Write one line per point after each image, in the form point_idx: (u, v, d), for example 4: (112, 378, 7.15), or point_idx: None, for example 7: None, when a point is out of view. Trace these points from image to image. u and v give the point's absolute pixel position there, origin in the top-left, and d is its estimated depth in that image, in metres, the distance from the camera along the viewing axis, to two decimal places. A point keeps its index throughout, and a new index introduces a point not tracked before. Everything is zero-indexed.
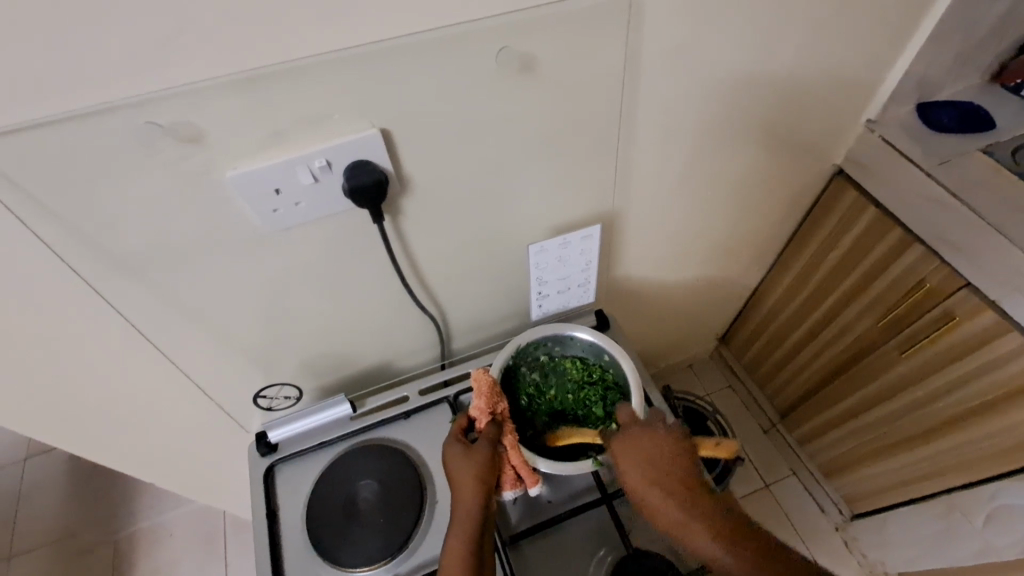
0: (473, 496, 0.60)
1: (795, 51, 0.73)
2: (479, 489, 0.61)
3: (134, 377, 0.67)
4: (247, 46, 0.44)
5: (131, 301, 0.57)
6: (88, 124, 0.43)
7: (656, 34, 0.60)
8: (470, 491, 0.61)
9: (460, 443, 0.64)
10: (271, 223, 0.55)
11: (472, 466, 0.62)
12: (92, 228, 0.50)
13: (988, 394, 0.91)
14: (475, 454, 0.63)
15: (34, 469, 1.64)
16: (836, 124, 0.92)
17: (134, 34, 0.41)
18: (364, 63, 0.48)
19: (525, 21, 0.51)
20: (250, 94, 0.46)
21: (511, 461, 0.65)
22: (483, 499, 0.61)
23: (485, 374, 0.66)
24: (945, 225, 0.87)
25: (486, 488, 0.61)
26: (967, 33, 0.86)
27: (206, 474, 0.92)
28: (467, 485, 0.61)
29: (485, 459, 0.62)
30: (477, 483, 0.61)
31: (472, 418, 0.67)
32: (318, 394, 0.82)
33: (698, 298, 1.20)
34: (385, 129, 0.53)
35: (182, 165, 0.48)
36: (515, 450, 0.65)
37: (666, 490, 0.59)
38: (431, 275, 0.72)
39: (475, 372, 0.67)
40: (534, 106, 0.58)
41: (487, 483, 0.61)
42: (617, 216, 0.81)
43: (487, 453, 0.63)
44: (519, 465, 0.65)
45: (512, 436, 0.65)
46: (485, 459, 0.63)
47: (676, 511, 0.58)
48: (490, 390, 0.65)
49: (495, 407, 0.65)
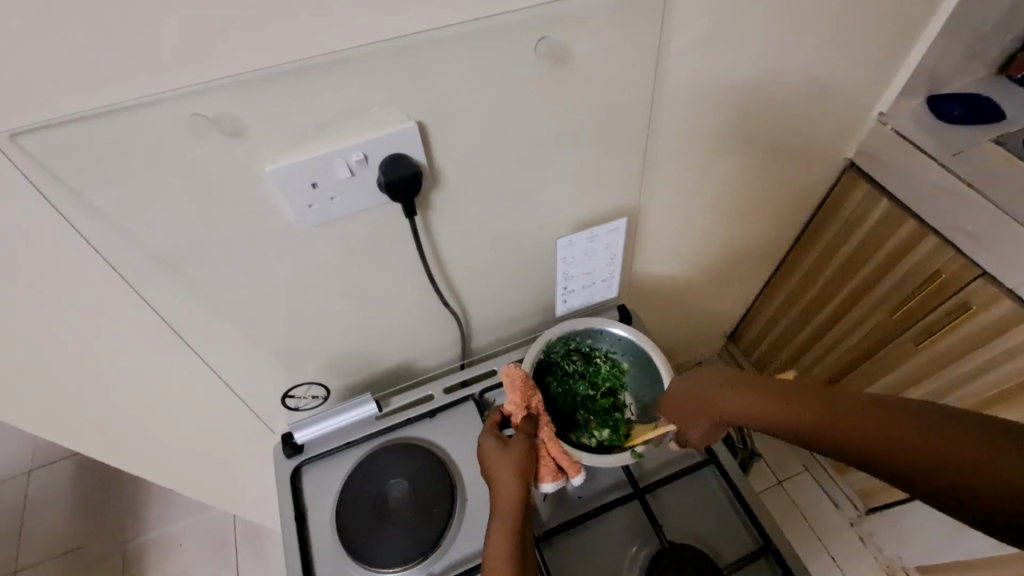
0: (515, 486, 0.60)
1: (815, 46, 0.73)
2: (521, 480, 0.60)
3: (162, 376, 0.66)
4: (287, 38, 0.44)
5: (165, 298, 0.57)
6: (133, 117, 0.43)
7: (684, 26, 0.60)
8: (511, 482, 0.60)
9: (496, 437, 0.64)
10: (305, 218, 0.55)
11: (511, 458, 0.62)
12: (131, 224, 0.49)
13: (1009, 381, 0.92)
14: (514, 447, 0.62)
15: (39, 480, 1.62)
16: (852, 118, 0.92)
17: (180, 26, 0.40)
18: (400, 55, 0.48)
19: (560, 12, 0.51)
20: (288, 87, 0.46)
21: (550, 452, 0.64)
22: (526, 489, 0.60)
23: (517, 369, 0.66)
24: (960, 216, 0.87)
25: (527, 479, 0.61)
26: (978, 26, 0.87)
27: (227, 477, 0.91)
28: (508, 476, 0.60)
29: (524, 451, 0.62)
30: (518, 474, 0.60)
31: (506, 414, 0.66)
32: (342, 394, 0.82)
33: (713, 294, 1.20)
34: (420, 122, 0.53)
35: (223, 159, 0.48)
36: (553, 442, 0.64)
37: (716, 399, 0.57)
38: (457, 272, 0.72)
39: (506, 368, 0.67)
40: (567, 99, 0.58)
41: (527, 473, 0.61)
42: (639, 211, 0.81)
43: (526, 445, 0.63)
44: (559, 455, 0.64)
45: (548, 429, 0.65)
46: (523, 454, 0.62)
47: (758, 395, 0.51)
48: (523, 385, 0.65)
49: (530, 401, 0.65)
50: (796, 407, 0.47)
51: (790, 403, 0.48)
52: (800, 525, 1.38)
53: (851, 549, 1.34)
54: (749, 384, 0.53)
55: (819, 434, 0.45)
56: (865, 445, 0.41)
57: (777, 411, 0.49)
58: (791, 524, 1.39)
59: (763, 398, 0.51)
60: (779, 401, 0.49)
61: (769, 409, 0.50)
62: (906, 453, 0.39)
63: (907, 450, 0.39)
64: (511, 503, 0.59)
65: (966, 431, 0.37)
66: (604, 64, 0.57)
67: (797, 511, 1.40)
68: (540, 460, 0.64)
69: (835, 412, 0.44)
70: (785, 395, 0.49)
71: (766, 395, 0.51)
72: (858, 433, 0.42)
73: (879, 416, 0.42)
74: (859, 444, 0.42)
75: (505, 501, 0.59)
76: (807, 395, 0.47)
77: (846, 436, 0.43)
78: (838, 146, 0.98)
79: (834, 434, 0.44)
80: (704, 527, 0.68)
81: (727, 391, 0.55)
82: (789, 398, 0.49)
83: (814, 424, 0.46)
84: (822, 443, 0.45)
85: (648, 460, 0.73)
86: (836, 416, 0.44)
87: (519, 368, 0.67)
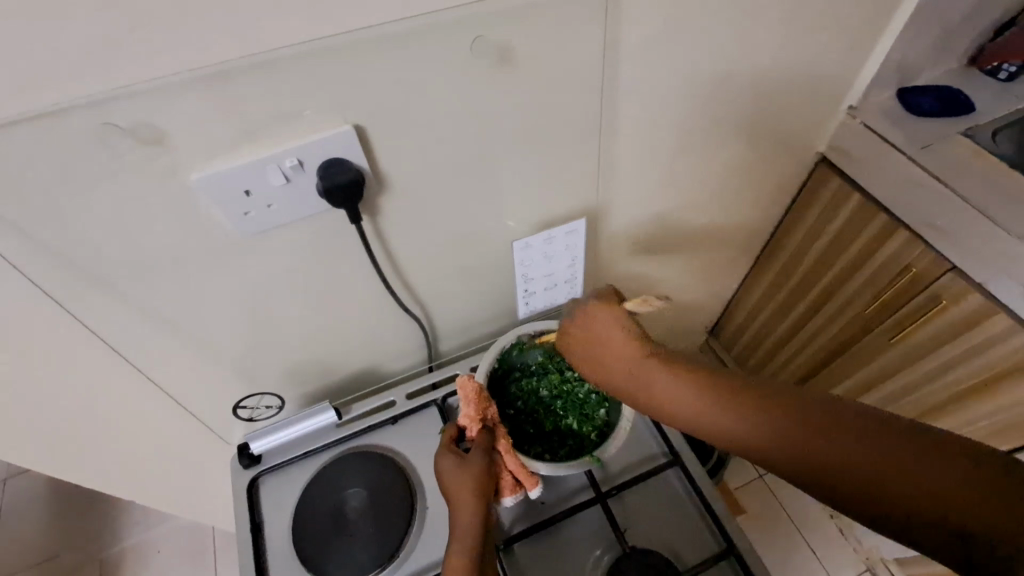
0: (473, 503, 0.59)
1: (778, 39, 0.72)
2: (478, 497, 0.59)
3: (106, 391, 0.64)
4: (205, 44, 0.42)
5: (99, 312, 0.55)
6: (40, 127, 0.41)
7: (635, 23, 0.58)
8: (468, 498, 0.59)
9: (452, 453, 0.63)
10: (242, 226, 0.53)
11: (468, 475, 0.60)
12: (51, 237, 0.47)
13: (980, 375, 0.91)
14: (472, 463, 0.61)
15: (13, 490, 1.60)
16: (818, 112, 0.91)
17: (83, 31, 0.39)
18: (331, 56, 0.46)
19: (499, 10, 0.49)
20: (212, 92, 0.44)
21: (508, 467, 0.63)
22: (484, 505, 0.59)
23: (470, 381, 0.65)
24: (929, 210, 0.86)
25: (485, 495, 0.60)
26: (944, 18, 0.86)
27: (190, 487, 0.90)
28: (467, 491, 0.59)
29: (482, 466, 0.61)
30: (476, 491, 0.59)
31: (462, 428, 0.65)
32: (303, 401, 0.80)
33: (687, 291, 1.19)
34: (359, 126, 0.51)
35: (146, 168, 0.46)
36: (510, 455, 0.63)
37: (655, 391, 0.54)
38: (413, 276, 0.70)
39: (460, 380, 0.66)
40: (514, 99, 0.57)
41: (486, 488, 0.60)
42: (603, 211, 0.80)
43: (483, 459, 0.61)
44: (517, 469, 0.63)
45: (506, 440, 0.64)
46: (480, 468, 0.61)
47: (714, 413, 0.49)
48: (478, 397, 0.64)
49: (486, 416, 0.64)
50: (784, 434, 0.45)
51: (763, 417, 0.47)
52: (781, 519, 1.38)
53: (830, 540, 1.34)
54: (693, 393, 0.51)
55: (819, 467, 0.42)
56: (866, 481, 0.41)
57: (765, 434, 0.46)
58: (772, 518, 1.39)
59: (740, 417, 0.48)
60: (765, 413, 0.47)
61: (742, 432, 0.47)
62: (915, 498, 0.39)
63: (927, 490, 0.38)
64: (469, 520, 0.58)
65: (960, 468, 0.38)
66: (552, 61, 0.56)
67: (777, 504, 1.40)
68: (499, 475, 0.64)
69: (827, 444, 0.43)
70: (751, 410, 0.47)
71: (750, 418, 0.47)
72: (867, 470, 0.41)
73: (875, 437, 0.42)
74: (865, 485, 0.40)
75: (463, 518, 0.58)
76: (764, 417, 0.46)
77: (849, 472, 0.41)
78: (808, 140, 0.96)
79: (835, 474, 0.42)
80: (667, 531, 0.67)
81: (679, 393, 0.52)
82: (782, 410, 0.46)
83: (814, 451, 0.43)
84: (818, 475, 0.43)
85: (611, 464, 0.72)
86: (833, 449, 0.42)
87: (474, 381, 0.66)
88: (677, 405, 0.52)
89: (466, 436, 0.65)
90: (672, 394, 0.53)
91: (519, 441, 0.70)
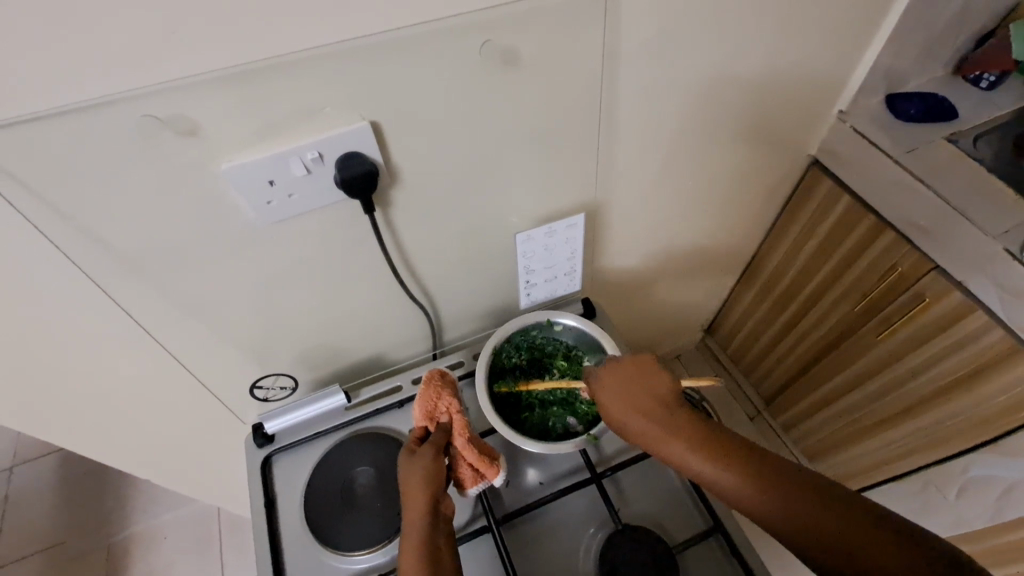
0: (423, 498, 0.60)
1: (769, 46, 0.76)
2: (429, 490, 0.61)
3: (129, 368, 0.68)
4: (237, 45, 0.46)
5: (130, 293, 0.59)
6: (87, 117, 0.45)
7: (631, 29, 0.62)
8: (419, 492, 0.61)
9: (408, 454, 0.65)
10: (265, 214, 0.57)
11: (419, 474, 0.62)
12: (90, 219, 0.51)
13: (958, 371, 0.94)
14: (423, 455, 0.64)
15: (21, 477, 1.63)
16: (808, 116, 0.95)
17: (129, 31, 0.43)
18: (349, 58, 0.50)
19: (504, 16, 0.53)
20: (243, 90, 0.48)
21: (467, 459, 0.67)
22: (436, 494, 0.61)
23: (429, 382, 0.69)
24: (913, 211, 0.90)
25: (436, 489, 0.61)
26: (928, 28, 0.90)
27: (202, 467, 0.93)
28: (417, 489, 0.61)
29: (431, 463, 0.63)
30: (424, 488, 0.61)
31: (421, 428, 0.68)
32: (314, 385, 0.84)
33: (682, 287, 1.23)
34: (375, 122, 0.55)
35: (180, 158, 0.50)
36: (468, 448, 0.66)
37: (641, 411, 0.59)
38: (420, 266, 0.74)
39: (422, 383, 0.69)
40: (516, 99, 0.61)
41: (435, 483, 0.62)
42: (599, 207, 0.84)
43: (434, 457, 0.64)
44: (477, 460, 0.67)
45: (463, 436, 0.66)
46: (429, 466, 0.63)
47: (695, 444, 0.55)
48: (433, 397, 0.68)
49: (440, 411, 0.67)
50: (744, 469, 0.52)
51: (725, 455, 0.54)
52: None
53: None
54: (666, 416, 0.58)
55: (786, 515, 0.49)
56: (829, 541, 0.47)
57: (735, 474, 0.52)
58: None
59: (710, 449, 0.55)
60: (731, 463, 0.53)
61: (713, 464, 0.54)
62: (871, 553, 0.45)
63: (873, 547, 0.45)
64: (421, 511, 0.60)
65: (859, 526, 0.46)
66: (552, 64, 0.59)
67: None
68: (459, 467, 0.67)
69: (803, 505, 0.49)
70: (724, 450, 0.54)
71: (711, 454, 0.54)
72: (838, 534, 0.46)
73: (820, 501, 0.48)
74: (823, 539, 0.47)
75: (414, 511, 0.60)
76: (725, 452, 0.54)
77: (823, 533, 0.47)
78: (799, 142, 1.00)
79: (808, 530, 0.48)
80: (659, 511, 0.71)
81: (651, 423, 0.58)
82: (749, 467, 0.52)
83: (784, 512, 0.49)
84: (782, 524, 0.49)
85: (606, 446, 0.76)
86: (809, 513, 0.48)
87: (432, 381, 0.69)
88: (658, 424, 0.58)
89: (426, 435, 0.68)
90: (655, 436, 0.58)
91: (511, 407, 0.74)
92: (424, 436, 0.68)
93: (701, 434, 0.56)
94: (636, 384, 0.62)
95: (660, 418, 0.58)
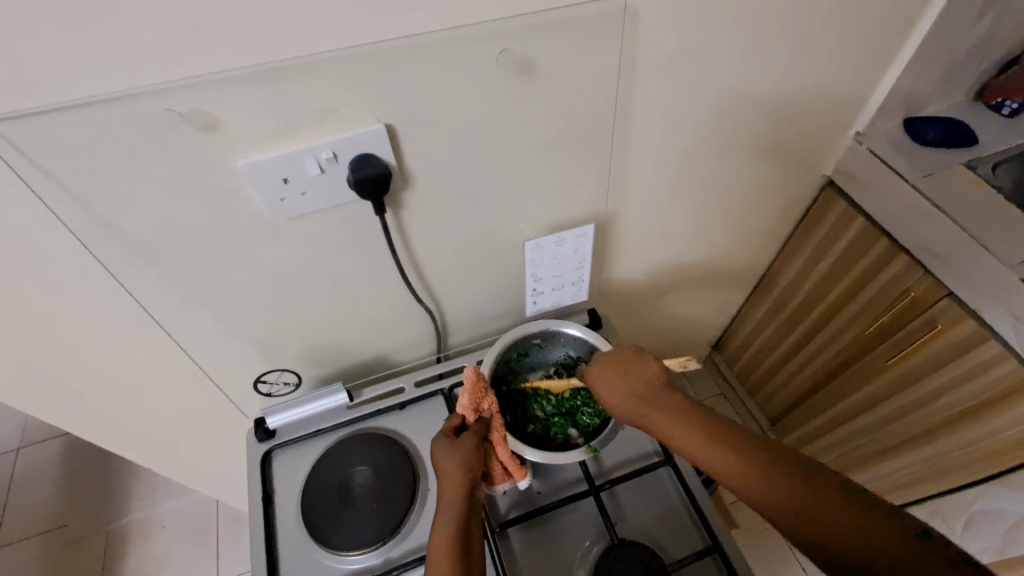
0: (463, 481, 0.61)
1: (786, 66, 0.76)
2: (467, 474, 0.62)
3: (137, 356, 0.69)
4: (258, 43, 0.47)
5: (141, 282, 0.60)
6: (109, 109, 0.46)
7: (649, 41, 0.62)
8: (458, 474, 0.62)
9: (447, 439, 0.66)
10: (278, 211, 0.58)
11: (459, 458, 0.63)
12: (106, 208, 0.52)
13: (970, 401, 0.93)
14: (463, 442, 0.65)
15: (27, 458, 1.65)
16: (826, 136, 0.95)
17: (155, 26, 0.43)
18: (365, 60, 0.50)
19: (521, 25, 0.54)
20: (261, 88, 0.49)
21: (499, 456, 0.67)
22: (473, 480, 0.62)
23: (473, 372, 0.69)
24: (929, 236, 0.89)
25: (474, 474, 0.62)
26: (951, 53, 0.90)
27: (203, 458, 0.94)
28: (455, 471, 0.62)
29: (471, 449, 0.64)
30: (464, 471, 0.62)
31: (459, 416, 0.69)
32: (317, 382, 0.84)
33: (690, 302, 1.22)
34: (389, 124, 0.56)
35: (197, 152, 0.51)
36: (502, 445, 0.67)
37: (629, 393, 0.61)
38: (429, 269, 0.74)
39: (465, 372, 0.70)
40: (531, 107, 0.61)
41: (473, 469, 0.63)
42: (610, 218, 0.83)
43: (474, 445, 0.65)
44: (508, 459, 0.68)
45: (500, 431, 0.67)
46: (469, 452, 0.64)
47: (679, 419, 0.57)
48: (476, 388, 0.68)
49: (480, 403, 0.68)
50: (717, 445, 0.53)
51: (703, 430, 0.55)
52: (773, 536, 1.40)
53: None
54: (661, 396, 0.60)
55: (753, 490, 0.50)
56: (793, 510, 0.47)
57: (710, 449, 0.53)
58: (764, 534, 1.40)
59: (691, 423, 0.56)
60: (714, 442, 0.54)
61: (689, 440, 0.55)
62: (829, 521, 0.45)
63: (831, 516, 0.46)
64: (457, 492, 0.60)
65: (816, 495, 0.47)
66: (568, 73, 0.60)
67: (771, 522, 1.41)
68: (490, 463, 0.68)
69: (767, 477, 0.50)
70: (706, 428, 0.55)
71: (693, 427, 0.56)
72: (802, 499, 0.47)
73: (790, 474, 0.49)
74: (791, 512, 0.47)
75: (451, 492, 0.60)
76: (694, 419, 0.56)
77: (786, 505, 0.48)
78: (815, 162, 1.00)
79: (772, 504, 0.49)
80: (657, 526, 0.71)
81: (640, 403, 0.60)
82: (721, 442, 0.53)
83: (751, 486, 0.50)
84: (748, 494, 0.50)
85: (606, 459, 0.76)
86: (774, 484, 0.49)
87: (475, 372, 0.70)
88: (647, 403, 0.60)
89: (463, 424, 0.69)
90: (641, 412, 0.60)
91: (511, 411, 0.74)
92: (461, 426, 0.68)
93: (685, 412, 0.57)
94: (629, 368, 0.63)
95: (653, 399, 0.60)
